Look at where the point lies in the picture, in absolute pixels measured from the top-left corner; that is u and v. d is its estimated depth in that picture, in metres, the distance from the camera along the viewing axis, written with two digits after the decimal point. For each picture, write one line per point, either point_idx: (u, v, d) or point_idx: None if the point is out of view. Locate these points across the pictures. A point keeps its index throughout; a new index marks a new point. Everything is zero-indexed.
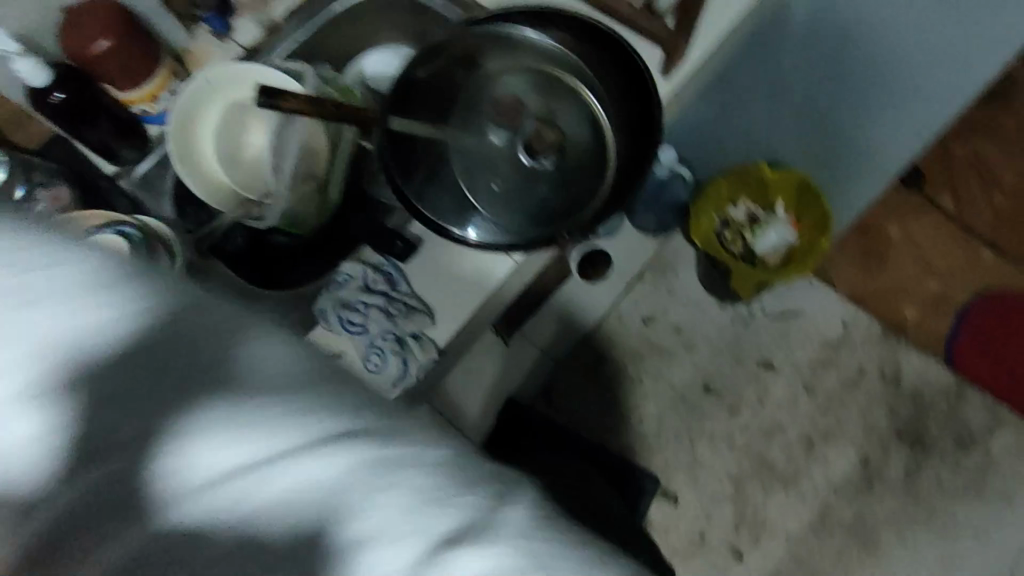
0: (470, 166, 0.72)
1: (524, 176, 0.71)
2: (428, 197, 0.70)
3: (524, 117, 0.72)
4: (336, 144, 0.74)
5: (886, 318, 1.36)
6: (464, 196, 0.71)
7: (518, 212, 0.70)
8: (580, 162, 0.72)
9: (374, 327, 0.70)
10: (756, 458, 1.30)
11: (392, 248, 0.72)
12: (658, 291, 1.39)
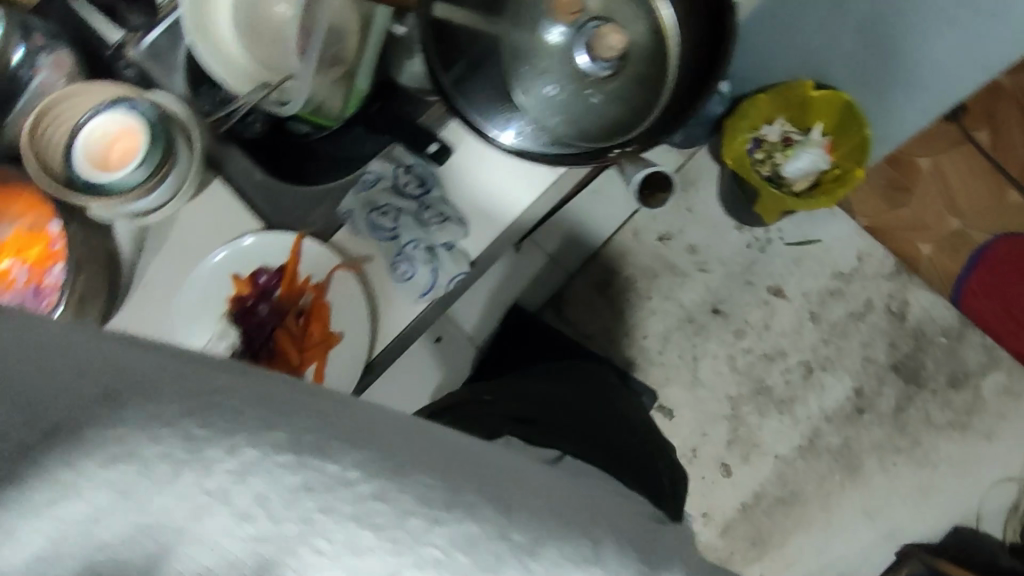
0: (518, 66, 0.66)
1: (577, 82, 0.66)
2: (470, 99, 0.64)
3: (582, 14, 0.66)
4: (366, 25, 0.67)
5: (901, 254, 1.35)
6: (510, 98, 0.65)
7: (569, 122, 0.65)
8: (634, 71, 0.67)
9: (404, 233, 0.66)
10: (754, 381, 1.33)
11: (426, 150, 0.66)
12: (677, 210, 1.36)
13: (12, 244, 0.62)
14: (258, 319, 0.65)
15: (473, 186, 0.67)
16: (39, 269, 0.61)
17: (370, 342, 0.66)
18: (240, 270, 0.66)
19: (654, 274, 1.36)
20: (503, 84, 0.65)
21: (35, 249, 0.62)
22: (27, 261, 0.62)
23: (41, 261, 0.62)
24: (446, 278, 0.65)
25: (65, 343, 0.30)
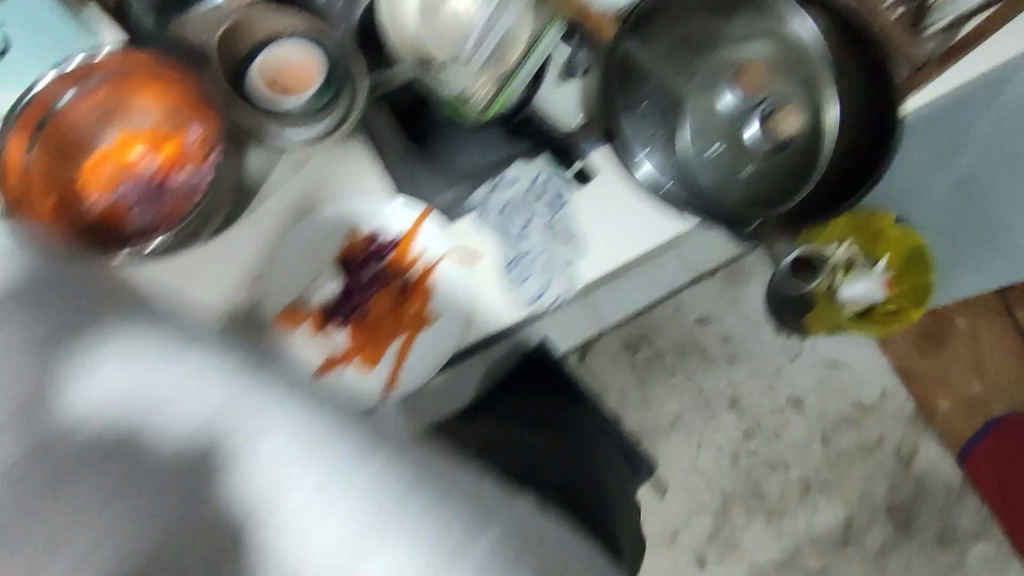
0: (688, 117, 0.68)
1: (735, 149, 0.68)
2: (628, 128, 0.67)
3: (760, 90, 0.68)
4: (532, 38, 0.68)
5: (920, 405, 1.35)
6: (669, 146, 0.67)
7: (715, 186, 0.67)
8: (785, 159, 0.68)
9: (530, 238, 0.68)
10: (751, 483, 1.34)
11: (565, 165, 0.68)
12: (722, 296, 1.37)
13: (148, 136, 0.64)
14: (362, 276, 0.68)
15: (604, 216, 0.68)
16: (170, 168, 0.63)
17: (464, 328, 0.67)
18: (357, 226, 0.68)
19: (684, 351, 1.37)
20: (669, 127, 0.67)
21: (168, 148, 0.63)
22: (159, 158, 0.63)
23: (173, 161, 0.63)
24: (556, 292, 0.67)
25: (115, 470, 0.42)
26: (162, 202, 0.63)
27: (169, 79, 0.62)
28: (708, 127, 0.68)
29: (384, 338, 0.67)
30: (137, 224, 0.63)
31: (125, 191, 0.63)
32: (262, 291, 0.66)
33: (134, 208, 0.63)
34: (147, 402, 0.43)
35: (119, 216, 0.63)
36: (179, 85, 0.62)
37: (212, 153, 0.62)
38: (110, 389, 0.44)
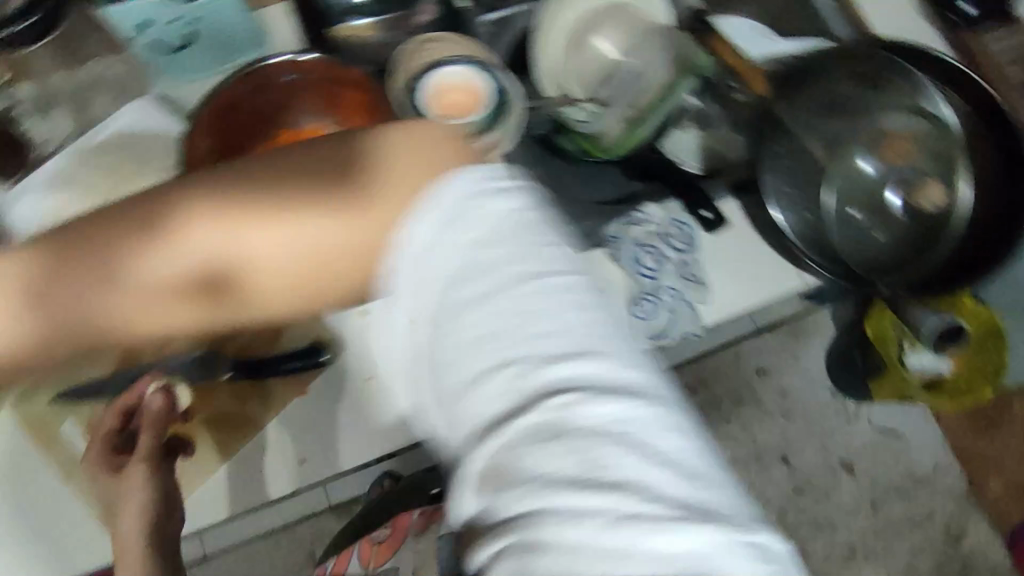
0: (828, 180, 0.71)
1: (870, 214, 0.71)
2: (769, 187, 0.69)
3: (900, 161, 0.71)
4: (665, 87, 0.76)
5: (971, 482, 1.36)
6: (806, 204, 0.70)
7: (848, 248, 0.70)
8: (914, 228, 0.71)
9: (663, 278, 0.71)
10: (796, 541, 1.33)
11: (699, 214, 0.71)
12: (784, 351, 1.38)
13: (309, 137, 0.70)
14: None
15: (731, 265, 0.71)
16: None
17: None
18: None
19: (741, 401, 1.37)
20: (806, 188, 0.70)
21: None
22: None
23: None
24: (680, 331, 0.70)
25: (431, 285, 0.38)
26: None
27: (354, 85, 0.69)
28: (849, 192, 0.72)
29: None
30: None
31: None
32: None
33: None
34: (511, 275, 0.36)
35: None
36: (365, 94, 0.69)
37: None
38: (483, 246, 0.37)
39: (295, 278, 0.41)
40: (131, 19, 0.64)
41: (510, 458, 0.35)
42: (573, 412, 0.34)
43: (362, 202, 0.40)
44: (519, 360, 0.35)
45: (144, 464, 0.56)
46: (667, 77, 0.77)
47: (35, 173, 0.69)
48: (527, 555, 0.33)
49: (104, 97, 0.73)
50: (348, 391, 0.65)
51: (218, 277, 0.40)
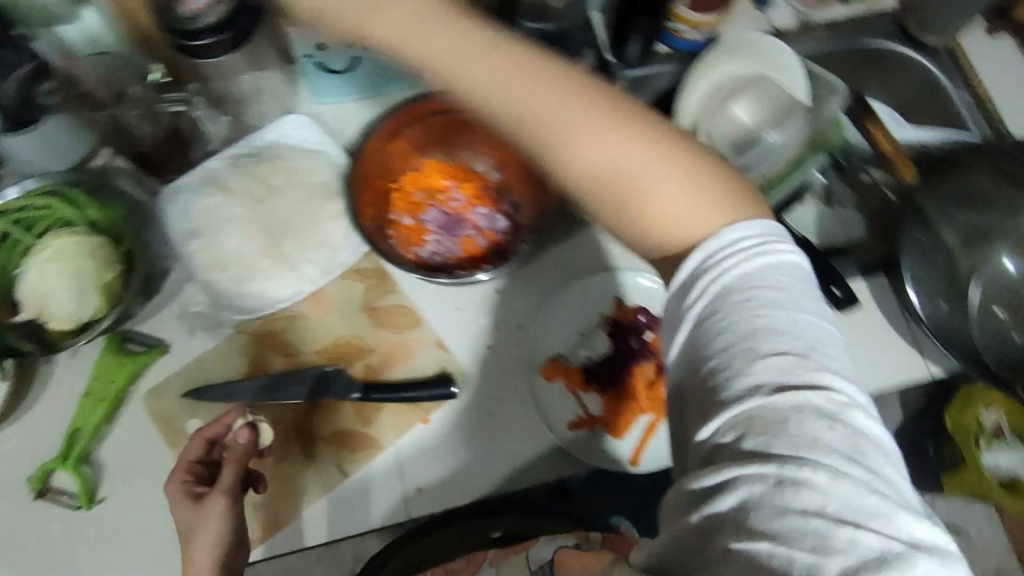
0: (973, 279, 0.73)
1: (1015, 316, 0.72)
2: (915, 274, 0.69)
3: None
4: (796, 161, 0.79)
5: None
6: (943, 295, 0.70)
7: (986, 346, 0.69)
8: None
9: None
10: None
11: (829, 291, 0.70)
12: None
13: (451, 171, 0.71)
14: (625, 351, 0.65)
15: (856, 346, 0.71)
16: (471, 204, 0.70)
17: None
18: (624, 300, 0.67)
19: None
20: (945, 281, 0.71)
21: (471, 185, 0.71)
22: (464, 192, 0.70)
23: (475, 198, 0.71)
24: None
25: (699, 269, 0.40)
26: (463, 232, 0.70)
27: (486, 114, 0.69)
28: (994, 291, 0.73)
29: (635, 414, 0.63)
30: (436, 251, 0.69)
31: (430, 216, 0.70)
32: (527, 337, 0.67)
33: (435, 235, 0.69)
34: (809, 297, 0.39)
35: (418, 239, 0.69)
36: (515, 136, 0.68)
37: (513, 199, 0.71)
38: (789, 259, 0.40)
39: (587, 162, 0.43)
40: (307, 39, 0.68)
41: (784, 410, 0.35)
42: (851, 408, 0.36)
43: (683, 174, 0.42)
44: (810, 353, 0.37)
45: (224, 495, 0.56)
46: (799, 151, 0.79)
47: (188, 174, 0.72)
48: (786, 490, 0.34)
49: (258, 106, 0.76)
50: (471, 426, 0.64)
51: (560, 109, 0.43)
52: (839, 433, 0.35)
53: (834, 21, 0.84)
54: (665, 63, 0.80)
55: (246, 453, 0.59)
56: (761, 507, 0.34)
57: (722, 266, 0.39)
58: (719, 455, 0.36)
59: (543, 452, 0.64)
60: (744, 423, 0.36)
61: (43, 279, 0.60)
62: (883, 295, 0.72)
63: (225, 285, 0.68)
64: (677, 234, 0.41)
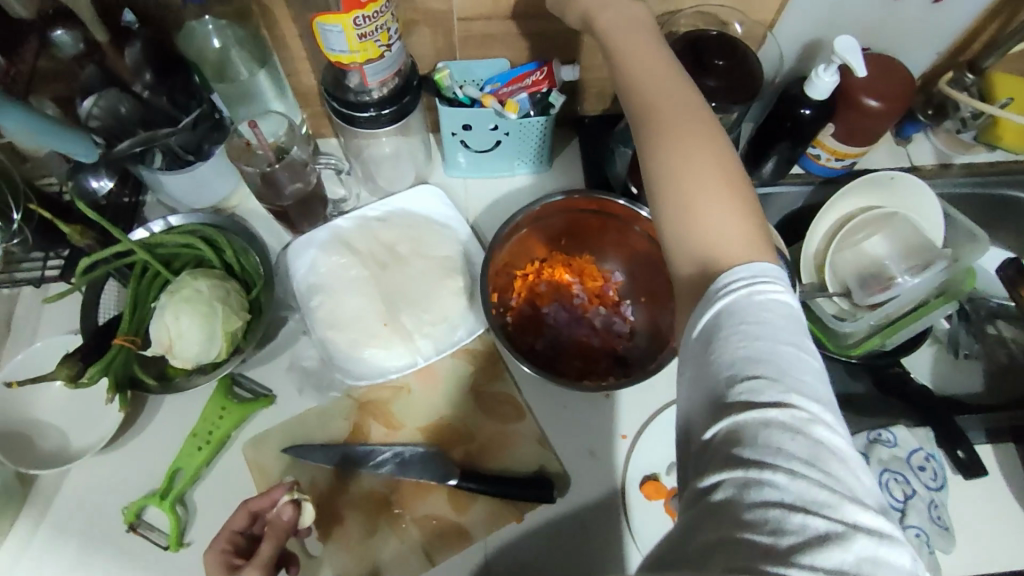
0: None
1: None
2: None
3: None
4: (920, 305, 0.75)
5: None
6: None
7: None
8: None
9: (911, 512, 0.67)
10: None
11: (952, 452, 0.70)
12: None
13: (578, 266, 0.72)
14: None
15: (978, 513, 0.69)
16: (594, 302, 0.71)
17: None
18: None
19: None
20: None
21: (595, 282, 0.72)
22: (587, 288, 0.71)
23: (597, 296, 0.71)
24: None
25: (700, 304, 0.43)
26: (582, 330, 0.70)
27: (594, 211, 0.69)
28: None
29: None
30: (550, 345, 0.68)
31: (551, 310, 0.70)
32: (632, 449, 0.66)
33: (552, 327, 0.70)
34: (795, 328, 0.40)
35: (534, 328, 0.69)
36: (642, 244, 0.69)
37: (632, 303, 0.71)
38: (780, 292, 0.41)
39: (672, 159, 0.48)
40: (459, 119, 0.69)
41: (752, 424, 0.38)
42: (815, 422, 0.37)
43: (741, 214, 0.46)
44: (783, 377, 0.39)
45: (262, 569, 0.54)
46: (923, 296, 0.75)
47: (319, 228, 0.73)
48: (751, 490, 0.36)
49: (393, 169, 0.78)
50: (566, 534, 0.63)
51: (686, 118, 0.49)
52: (794, 445, 0.37)
53: (974, 165, 0.82)
54: (794, 183, 0.81)
55: (287, 530, 0.58)
56: (730, 502, 0.36)
57: (719, 298, 0.42)
58: (707, 460, 0.39)
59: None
60: (722, 434, 0.39)
61: (176, 319, 0.60)
62: (1006, 463, 0.71)
63: (340, 344, 0.68)
64: (713, 251, 0.44)
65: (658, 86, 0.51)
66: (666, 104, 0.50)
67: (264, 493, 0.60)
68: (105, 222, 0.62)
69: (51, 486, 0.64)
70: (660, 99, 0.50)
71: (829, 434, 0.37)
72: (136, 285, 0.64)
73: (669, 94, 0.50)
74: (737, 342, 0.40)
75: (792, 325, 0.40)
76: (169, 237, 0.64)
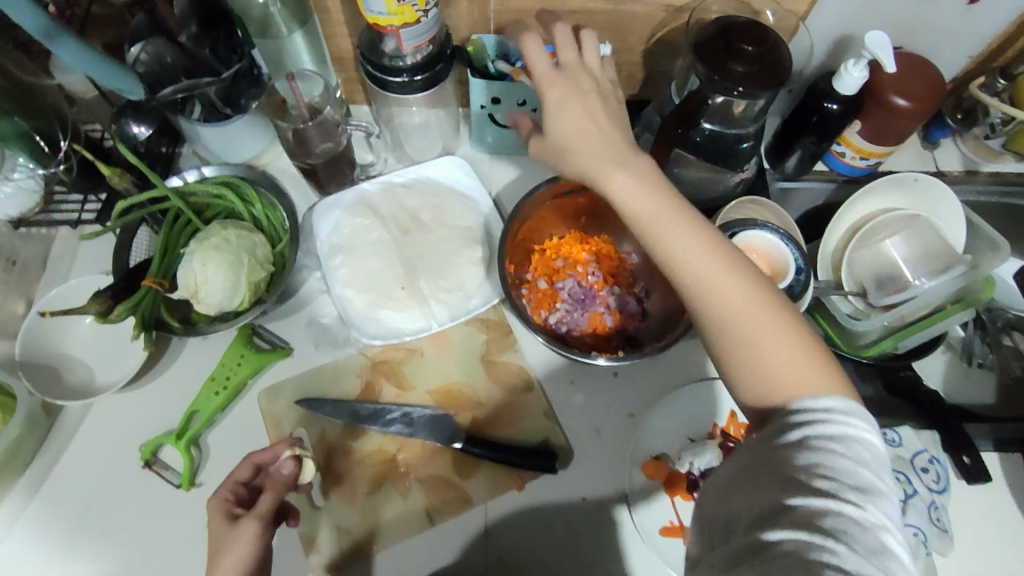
0: None
1: None
2: None
3: None
4: (936, 309, 0.73)
5: None
6: None
7: None
8: None
9: (912, 512, 0.66)
10: None
11: (957, 458, 0.70)
12: None
13: (595, 246, 0.73)
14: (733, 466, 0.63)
15: (976, 517, 0.69)
16: (607, 282, 0.72)
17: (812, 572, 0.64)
18: (738, 413, 0.67)
19: None
20: None
21: (610, 263, 0.72)
22: (602, 267, 0.72)
23: (611, 276, 0.72)
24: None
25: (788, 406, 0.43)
26: (593, 307, 0.71)
27: None
28: None
29: None
30: (563, 319, 0.70)
31: (565, 286, 0.71)
32: (636, 429, 0.67)
33: (565, 304, 0.71)
34: (881, 454, 0.41)
35: (547, 303, 0.70)
36: None
37: (645, 285, 0.72)
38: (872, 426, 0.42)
39: (711, 289, 0.47)
40: (488, 91, 0.70)
41: (826, 506, 0.39)
42: (885, 527, 0.38)
43: (792, 332, 0.45)
44: (863, 484, 0.39)
45: (259, 520, 0.55)
46: (940, 300, 0.73)
47: (346, 190, 0.75)
48: (812, 552, 0.37)
49: (421, 139, 0.79)
50: (564, 504, 0.64)
51: (701, 245, 0.47)
52: (859, 537, 0.38)
53: (1001, 173, 0.81)
54: (818, 179, 0.82)
55: (286, 485, 0.59)
56: (789, 555, 0.38)
57: (802, 411, 0.42)
58: (767, 518, 0.40)
59: (630, 552, 0.63)
60: (789, 511, 0.39)
61: (203, 266, 0.62)
62: (1010, 471, 0.71)
63: (358, 303, 0.70)
64: (772, 376, 0.44)
65: (660, 213, 0.49)
66: (671, 229, 0.48)
67: (267, 449, 0.61)
68: (142, 167, 0.64)
69: (75, 419, 0.67)
70: (667, 225, 0.48)
71: (892, 542, 0.38)
72: (167, 231, 0.66)
73: (670, 219, 0.48)
74: (828, 443, 0.41)
75: (880, 453, 0.41)
76: (202, 187, 0.67)
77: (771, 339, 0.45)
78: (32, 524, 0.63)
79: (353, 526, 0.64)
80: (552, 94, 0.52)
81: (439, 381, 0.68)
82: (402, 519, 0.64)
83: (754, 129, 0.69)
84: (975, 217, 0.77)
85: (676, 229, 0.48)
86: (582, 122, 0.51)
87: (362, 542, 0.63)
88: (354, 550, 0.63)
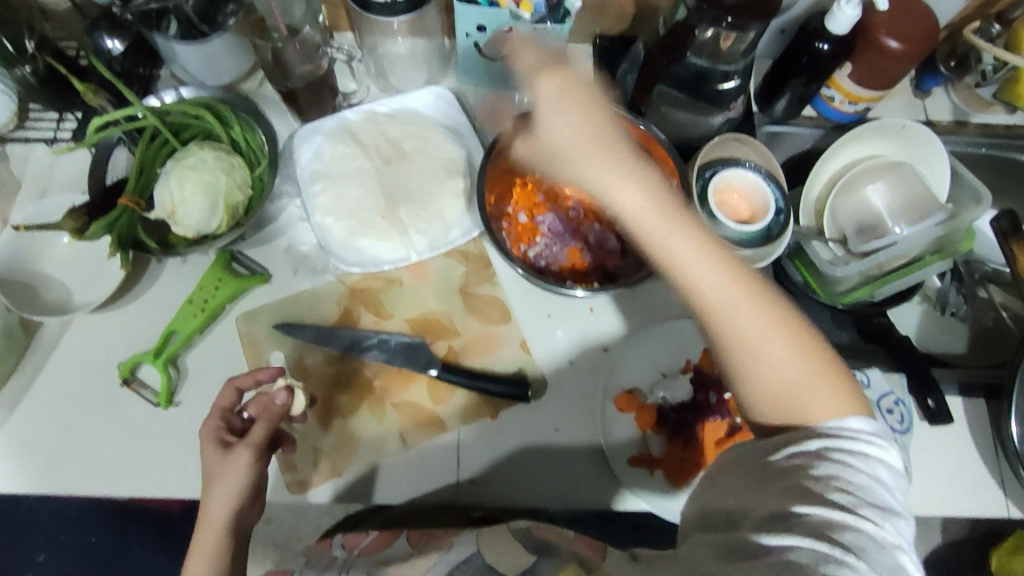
0: None
1: None
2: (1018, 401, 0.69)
3: None
4: (916, 258, 0.75)
5: None
6: None
7: None
8: None
9: None
10: None
11: (923, 400, 0.72)
12: None
13: None
14: (704, 400, 0.65)
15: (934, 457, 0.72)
16: (589, 218, 0.71)
17: None
18: None
19: None
20: None
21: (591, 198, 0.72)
22: (583, 203, 0.72)
23: (593, 212, 0.71)
24: None
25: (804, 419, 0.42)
26: (572, 242, 0.71)
27: None
28: None
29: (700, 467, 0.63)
30: (541, 253, 0.70)
31: (545, 220, 0.71)
32: (610, 362, 0.68)
33: (544, 238, 0.71)
34: (897, 472, 0.41)
35: (526, 237, 0.71)
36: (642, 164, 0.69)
37: None
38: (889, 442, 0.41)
39: (748, 336, 0.43)
40: (473, 18, 0.68)
41: (842, 521, 0.38)
42: (900, 546, 0.38)
43: (829, 375, 0.43)
44: (879, 502, 0.39)
45: (251, 449, 0.56)
46: (920, 249, 0.75)
47: (326, 117, 0.73)
48: (828, 566, 0.37)
49: (405, 68, 0.78)
50: (537, 432, 0.66)
51: (731, 281, 0.43)
52: (875, 554, 0.37)
53: (990, 124, 0.81)
54: (803, 125, 0.81)
55: (280, 416, 0.59)
56: (803, 565, 0.37)
57: (825, 429, 0.41)
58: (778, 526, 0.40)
59: (599, 478, 0.65)
60: (807, 519, 0.39)
61: (179, 186, 0.62)
62: (972, 415, 0.73)
63: (336, 232, 0.69)
64: (803, 413, 0.42)
65: (686, 247, 0.44)
66: (697, 263, 0.44)
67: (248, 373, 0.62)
68: (117, 83, 0.63)
69: (54, 334, 0.67)
70: (694, 259, 0.44)
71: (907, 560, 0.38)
72: (144, 149, 0.65)
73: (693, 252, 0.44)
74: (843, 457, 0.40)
75: (894, 468, 0.41)
76: (178, 106, 0.65)
77: (800, 378, 0.43)
78: (14, 434, 0.65)
79: (329, 448, 0.65)
80: (546, 84, 0.46)
81: (417, 310, 0.69)
82: (377, 443, 0.65)
83: (742, 66, 0.68)
84: (960, 167, 0.77)
85: (704, 260, 0.44)
86: (577, 125, 0.45)
87: (339, 460, 0.65)
88: (330, 469, 0.64)
